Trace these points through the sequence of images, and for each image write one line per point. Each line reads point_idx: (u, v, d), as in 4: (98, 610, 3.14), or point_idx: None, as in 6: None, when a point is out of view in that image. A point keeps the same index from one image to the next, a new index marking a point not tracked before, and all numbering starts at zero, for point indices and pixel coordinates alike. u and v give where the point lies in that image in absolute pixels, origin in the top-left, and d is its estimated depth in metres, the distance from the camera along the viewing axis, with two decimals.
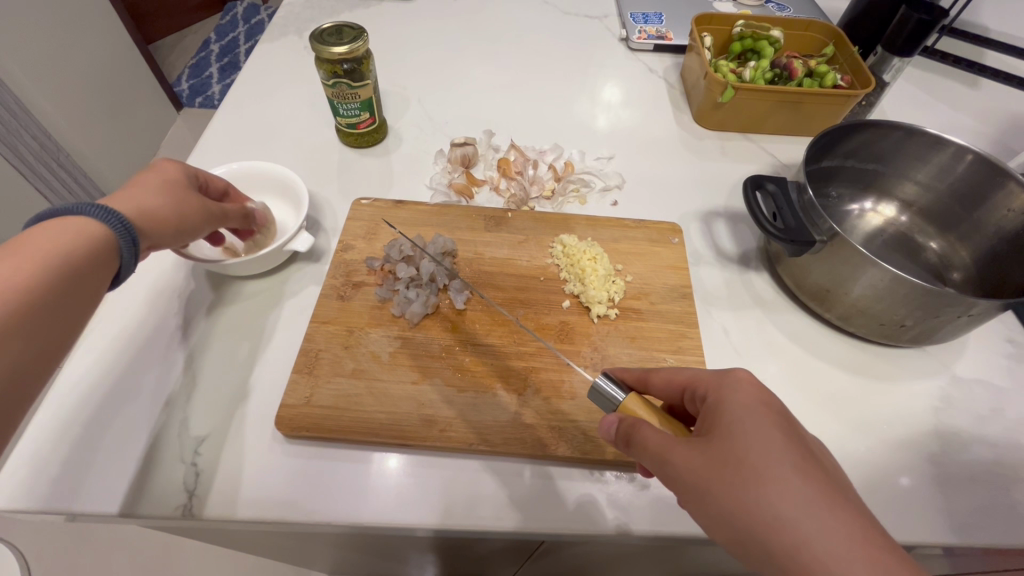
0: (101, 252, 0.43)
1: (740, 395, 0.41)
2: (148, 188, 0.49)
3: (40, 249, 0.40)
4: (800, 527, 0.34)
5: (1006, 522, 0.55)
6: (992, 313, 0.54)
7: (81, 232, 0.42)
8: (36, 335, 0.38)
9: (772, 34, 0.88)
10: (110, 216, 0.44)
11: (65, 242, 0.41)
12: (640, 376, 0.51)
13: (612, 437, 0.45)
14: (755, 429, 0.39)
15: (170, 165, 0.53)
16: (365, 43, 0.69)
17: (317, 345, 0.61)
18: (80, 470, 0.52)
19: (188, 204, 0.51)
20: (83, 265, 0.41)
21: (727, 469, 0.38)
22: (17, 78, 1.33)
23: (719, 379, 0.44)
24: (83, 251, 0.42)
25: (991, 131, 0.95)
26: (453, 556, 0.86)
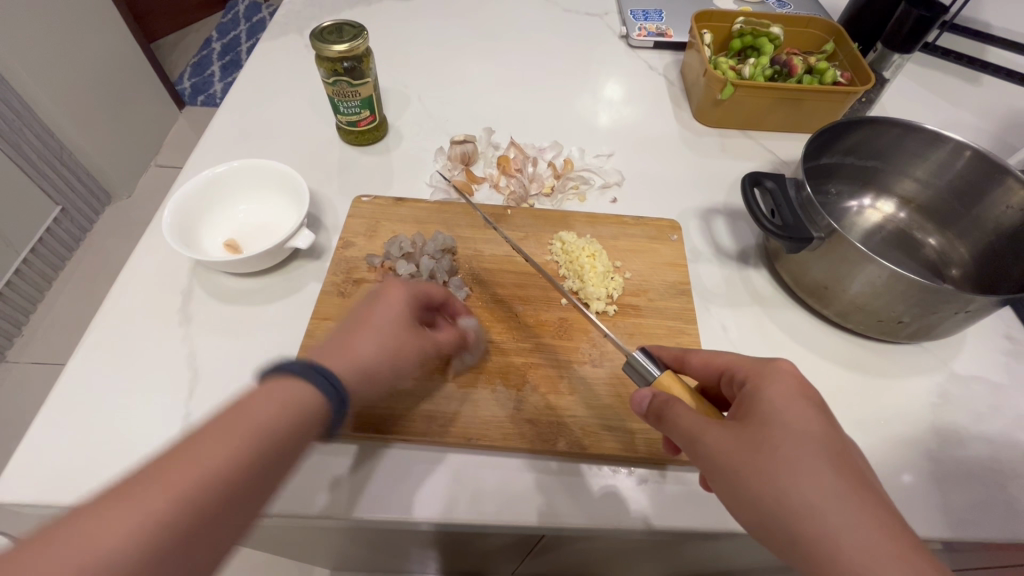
0: (310, 429, 0.40)
1: (781, 385, 0.41)
2: (371, 343, 0.51)
3: (256, 414, 0.38)
4: (828, 517, 0.35)
5: (1003, 518, 0.55)
6: (990, 309, 0.54)
7: (298, 399, 0.40)
8: (236, 510, 0.34)
9: (772, 31, 0.89)
10: (328, 381, 0.42)
11: (284, 409, 0.39)
12: (677, 357, 0.52)
13: (644, 410, 0.46)
14: (793, 420, 0.39)
15: (394, 297, 0.55)
16: (365, 41, 0.69)
17: (317, 341, 0.61)
18: (84, 465, 0.52)
19: (405, 358, 0.53)
20: (291, 444, 0.38)
21: (762, 455, 0.38)
22: (19, 76, 1.34)
23: (760, 367, 0.44)
24: (292, 424, 0.39)
25: (991, 127, 0.95)
26: (455, 552, 0.87)
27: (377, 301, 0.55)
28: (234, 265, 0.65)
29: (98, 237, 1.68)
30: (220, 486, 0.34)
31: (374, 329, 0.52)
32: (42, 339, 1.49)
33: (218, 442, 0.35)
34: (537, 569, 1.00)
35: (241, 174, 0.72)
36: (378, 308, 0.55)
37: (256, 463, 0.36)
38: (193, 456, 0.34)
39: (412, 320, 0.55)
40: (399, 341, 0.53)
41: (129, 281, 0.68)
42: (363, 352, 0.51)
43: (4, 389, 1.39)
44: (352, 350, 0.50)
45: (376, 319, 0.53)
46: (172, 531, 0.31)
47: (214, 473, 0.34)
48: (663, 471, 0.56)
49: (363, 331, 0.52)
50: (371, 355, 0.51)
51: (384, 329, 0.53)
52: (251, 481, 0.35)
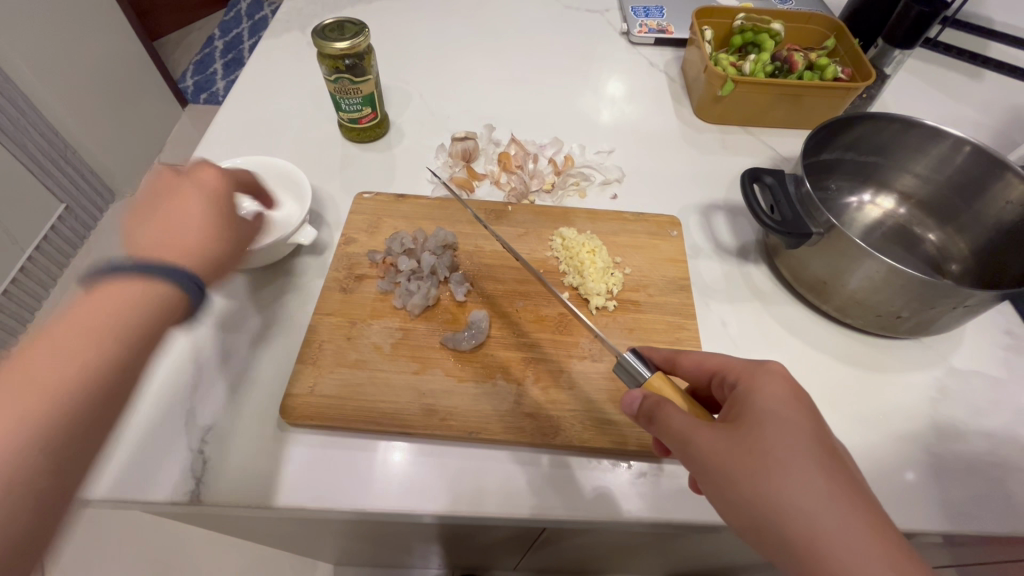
0: (167, 320, 0.39)
1: (772, 388, 0.42)
2: (186, 223, 0.43)
3: (104, 319, 0.36)
4: (818, 518, 0.36)
5: (1001, 511, 0.56)
6: (989, 304, 0.55)
7: (153, 299, 0.38)
8: (96, 412, 0.34)
9: (772, 27, 0.89)
10: (183, 274, 0.40)
11: (137, 310, 0.37)
12: (668, 357, 0.52)
13: (634, 412, 0.45)
14: (784, 423, 0.39)
15: (205, 173, 0.46)
16: (366, 39, 0.70)
17: (320, 336, 0.62)
18: (91, 458, 0.53)
19: (236, 234, 0.47)
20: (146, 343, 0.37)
21: (752, 457, 0.38)
22: (24, 74, 1.35)
23: (752, 370, 0.44)
24: (150, 321, 0.38)
25: (992, 123, 0.95)
26: (458, 545, 0.88)
27: (179, 184, 0.46)
28: (237, 261, 0.65)
29: None
30: (73, 404, 0.33)
31: (194, 210, 0.44)
32: None
33: (70, 354, 0.34)
34: (539, 563, 1.00)
35: (243, 170, 0.72)
36: (188, 190, 0.45)
37: (109, 373, 0.35)
38: (46, 374, 0.32)
39: (229, 194, 0.47)
40: (226, 218, 0.46)
41: None
42: (197, 237, 0.43)
43: None
44: (180, 230, 0.43)
45: (189, 200, 0.45)
46: (40, 459, 0.31)
47: (73, 392, 0.33)
48: (662, 465, 0.56)
49: (184, 215, 0.44)
50: (205, 241, 0.43)
51: (206, 210, 0.45)
52: (110, 394, 0.35)
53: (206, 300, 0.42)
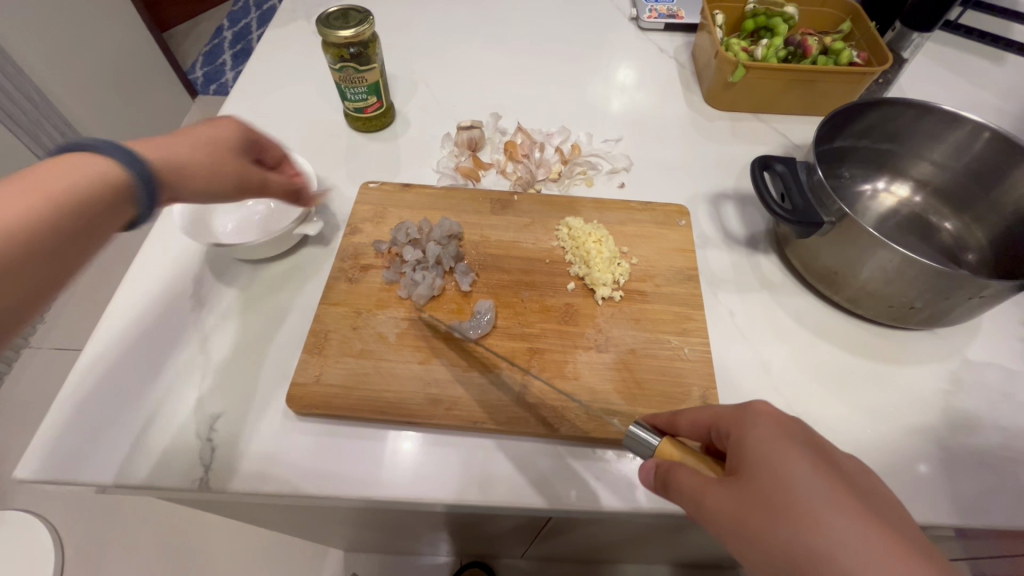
0: (118, 209, 0.38)
1: (764, 423, 0.39)
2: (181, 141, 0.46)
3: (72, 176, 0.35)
4: (845, 561, 0.32)
5: (1013, 505, 0.55)
6: (1005, 295, 0.53)
7: (114, 171, 0.37)
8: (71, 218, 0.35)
9: (786, 11, 0.86)
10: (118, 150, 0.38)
11: (99, 174, 0.36)
12: (668, 420, 0.48)
13: (651, 485, 0.43)
14: (781, 464, 0.36)
15: (227, 123, 0.51)
16: (371, 26, 0.69)
17: (326, 326, 0.62)
18: (102, 445, 0.55)
19: (224, 174, 0.48)
20: (98, 221, 0.36)
21: (761, 508, 0.35)
22: (35, 64, 1.36)
23: (737, 411, 0.41)
24: (106, 200, 0.37)
25: (1013, 109, 0.92)
26: (465, 534, 0.89)
27: (198, 125, 0.49)
28: (242, 251, 0.65)
29: None
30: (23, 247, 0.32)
31: (191, 142, 0.46)
32: (64, 324, 1.53)
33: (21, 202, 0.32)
34: (545, 552, 1.01)
35: None
36: (201, 130, 0.49)
37: (51, 242, 0.33)
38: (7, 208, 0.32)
39: (236, 144, 0.50)
40: (223, 158, 0.48)
41: (143, 267, 0.69)
42: (182, 157, 0.44)
43: (29, 372, 1.44)
44: (163, 147, 0.44)
45: (197, 136, 0.47)
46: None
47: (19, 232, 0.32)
48: None
49: (178, 144, 0.45)
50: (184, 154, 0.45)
51: (205, 147, 0.47)
52: (41, 263, 0.33)
53: (151, 206, 0.40)
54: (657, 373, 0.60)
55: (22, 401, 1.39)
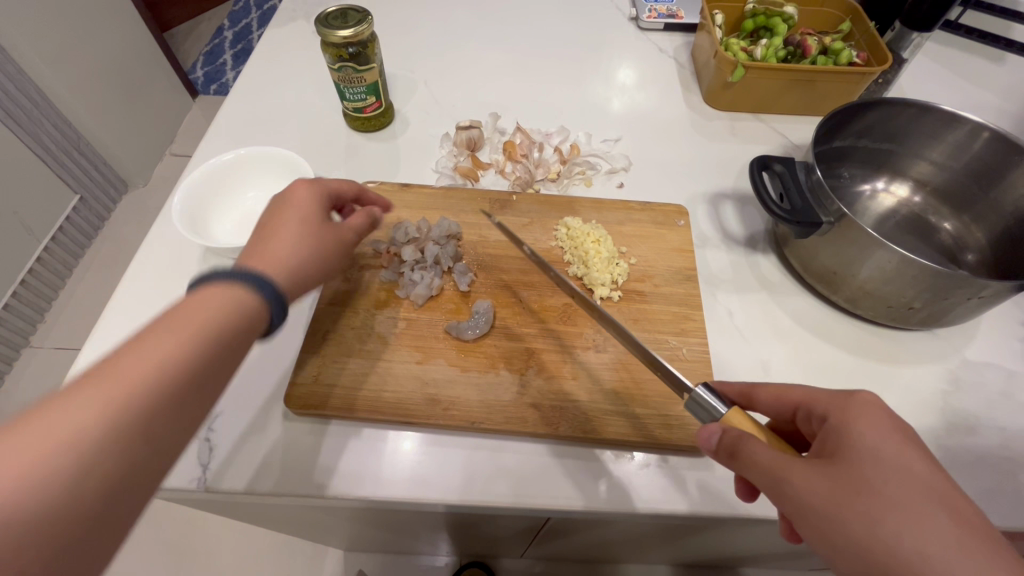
0: (246, 338, 0.40)
1: (868, 415, 0.38)
2: (286, 232, 0.48)
3: (193, 320, 0.37)
4: (951, 561, 0.31)
5: (1012, 506, 0.55)
6: (1004, 295, 0.53)
7: (236, 301, 0.40)
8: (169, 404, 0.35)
9: (786, 11, 0.86)
10: (262, 288, 0.41)
11: (218, 313, 0.38)
12: (743, 391, 0.48)
13: (713, 449, 0.40)
14: (888, 457, 0.35)
15: (300, 191, 0.52)
16: (370, 26, 0.69)
17: (325, 326, 0.62)
18: None
19: (325, 254, 0.50)
20: (225, 358, 0.38)
21: (856, 497, 0.34)
22: (36, 65, 1.37)
23: (837, 399, 0.40)
24: (232, 331, 0.38)
25: (1013, 109, 0.92)
26: (465, 534, 0.89)
27: (278, 207, 0.51)
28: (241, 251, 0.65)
29: (117, 225, 1.73)
30: (153, 398, 0.33)
31: (284, 233, 0.48)
32: (65, 323, 1.54)
33: (151, 352, 0.34)
34: (545, 552, 1.01)
35: (250, 161, 0.73)
36: (284, 214, 0.50)
37: (180, 389, 0.35)
38: (135, 360, 0.33)
39: (319, 216, 0.51)
40: (316, 238, 0.50)
41: (142, 267, 0.69)
42: (278, 257, 0.46)
43: (29, 372, 1.44)
44: (264, 255, 0.46)
45: (285, 222, 0.49)
46: (102, 445, 0.31)
47: (153, 383, 0.33)
48: (667, 457, 0.56)
49: (273, 242, 0.47)
50: (299, 254, 0.47)
51: (295, 233, 0.48)
52: (174, 414, 0.34)
53: (283, 314, 0.43)
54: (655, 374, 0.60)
55: (22, 401, 1.39)
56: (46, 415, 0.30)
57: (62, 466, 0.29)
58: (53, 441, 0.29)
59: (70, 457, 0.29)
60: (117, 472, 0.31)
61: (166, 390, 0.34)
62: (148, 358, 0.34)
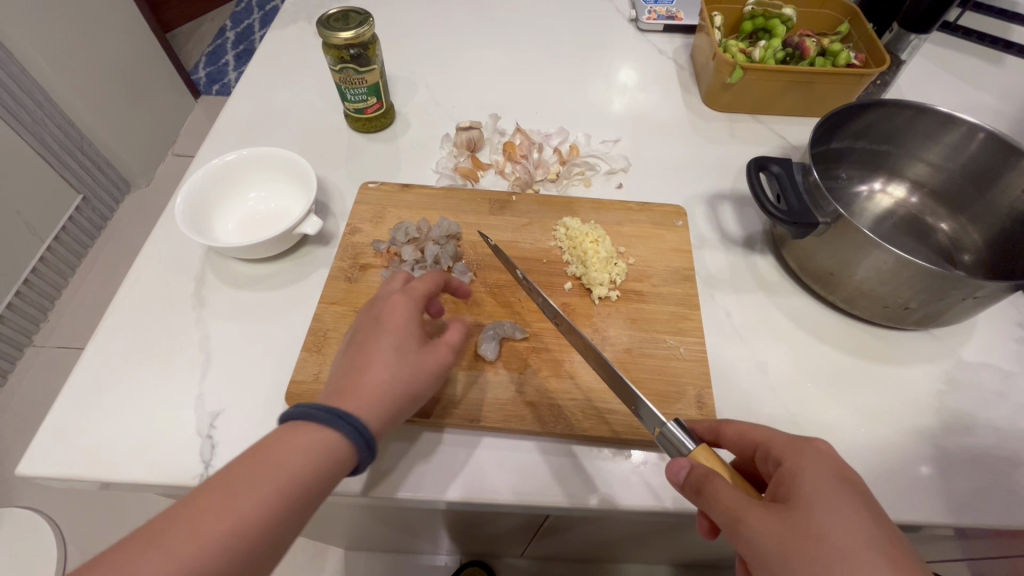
0: (329, 487, 0.39)
1: (820, 460, 0.39)
2: (378, 362, 0.46)
3: (283, 463, 0.37)
4: None
5: (1006, 505, 0.55)
6: (999, 296, 0.54)
7: (324, 448, 0.39)
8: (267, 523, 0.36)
9: (784, 12, 0.86)
10: (350, 425, 0.40)
11: (301, 461, 0.38)
12: (711, 427, 0.48)
13: (680, 483, 0.41)
14: (837, 505, 0.36)
15: (398, 310, 0.49)
16: (371, 28, 0.70)
17: (325, 324, 0.63)
18: (102, 444, 0.55)
19: (420, 381, 0.47)
20: (300, 510, 0.38)
21: (806, 540, 0.35)
22: (40, 67, 1.38)
23: (792, 444, 0.41)
24: (314, 484, 0.38)
25: (1011, 110, 0.93)
26: (465, 532, 0.90)
27: (376, 329, 0.48)
28: (244, 252, 0.66)
29: (119, 225, 1.73)
30: (223, 559, 0.34)
31: (377, 362, 0.46)
32: (68, 323, 1.55)
33: (228, 508, 0.35)
34: (545, 551, 1.02)
35: (253, 161, 0.73)
36: (380, 335, 0.48)
37: (253, 546, 0.35)
38: (216, 516, 0.34)
39: (413, 341, 0.48)
40: (412, 364, 0.47)
41: (145, 267, 0.70)
42: (370, 390, 0.44)
43: (32, 371, 1.45)
44: (359, 392, 0.44)
45: (381, 349, 0.46)
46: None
47: (227, 538, 0.34)
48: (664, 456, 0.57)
49: (363, 372, 0.45)
50: (381, 391, 0.44)
51: (389, 361, 0.46)
52: (242, 571, 0.34)
53: (371, 452, 0.41)
54: (653, 372, 0.61)
55: (25, 400, 1.40)
56: (113, 571, 0.31)
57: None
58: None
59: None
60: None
61: (237, 550, 0.34)
62: (223, 515, 0.34)
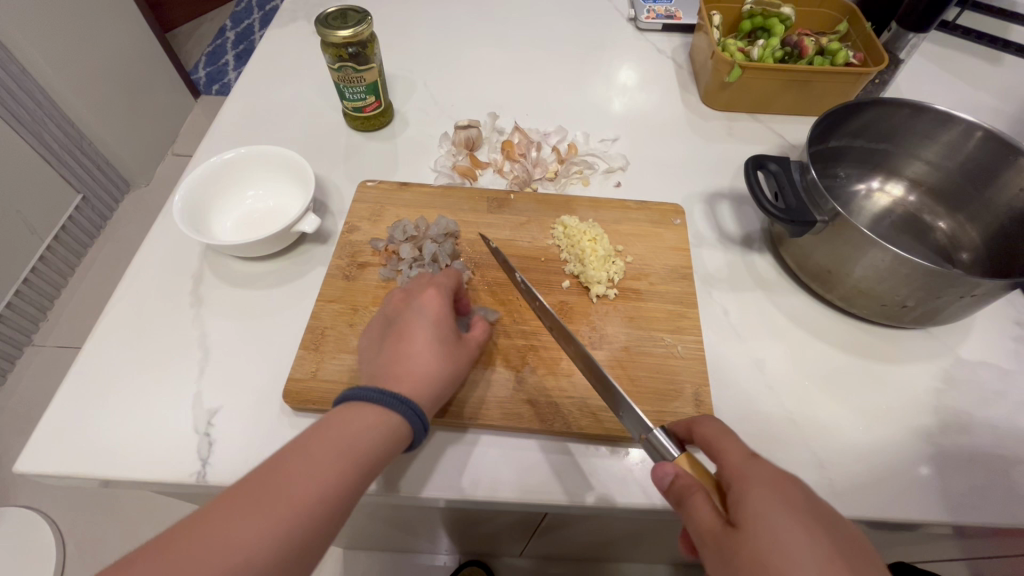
0: (392, 457, 0.44)
1: (772, 483, 0.37)
2: (419, 350, 0.51)
3: (348, 439, 0.42)
4: None
5: (1003, 503, 0.55)
6: (996, 295, 0.54)
7: (388, 425, 0.44)
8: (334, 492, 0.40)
9: (783, 11, 0.86)
10: (407, 407, 0.46)
11: (366, 438, 0.43)
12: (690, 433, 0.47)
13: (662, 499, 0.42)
14: (779, 532, 0.35)
15: (431, 302, 0.54)
16: (369, 26, 0.70)
17: (322, 322, 0.63)
18: (100, 441, 0.55)
19: (460, 368, 0.52)
20: (370, 476, 0.42)
21: (755, 571, 0.34)
22: (39, 66, 1.38)
23: (742, 464, 0.39)
24: (381, 454, 0.43)
25: (1009, 109, 0.93)
26: (464, 531, 0.90)
27: (413, 319, 0.53)
28: (242, 250, 0.66)
29: (119, 225, 1.73)
30: (309, 516, 0.38)
31: (422, 351, 0.50)
32: (67, 322, 1.55)
33: (312, 474, 0.40)
34: (543, 550, 1.02)
35: (251, 159, 0.73)
36: (417, 325, 0.53)
37: (333, 507, 0.40)
38: (295, 480, 0.39)
39: (449, 332, 0.53)
40: (453, 352, 0.52)
41: (144, 264, 0.70)
42: (419, 376, 0.49)
43: (31, 370, 1.45)
44: (411, 379, 0.48)
45: (425, 338, 0.51)
46: (260, 557, 0.36)
47: (308, 503, 0.39)
48: None
49: (410, 360, 0.50)
50: (426, 375, 0.49)
51: (432, 349, 0.51)
52: (325, 528, 0.39)
53: (426, 434, 0.47)
54: (651, 370, 0.61)
55: (24, 399, 1.40)
56: (220, 526, 0.36)
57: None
58: (220, 551, 0.35)
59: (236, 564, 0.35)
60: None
61: (319, 509, 0.39)
62: (306, 480, 0.39)
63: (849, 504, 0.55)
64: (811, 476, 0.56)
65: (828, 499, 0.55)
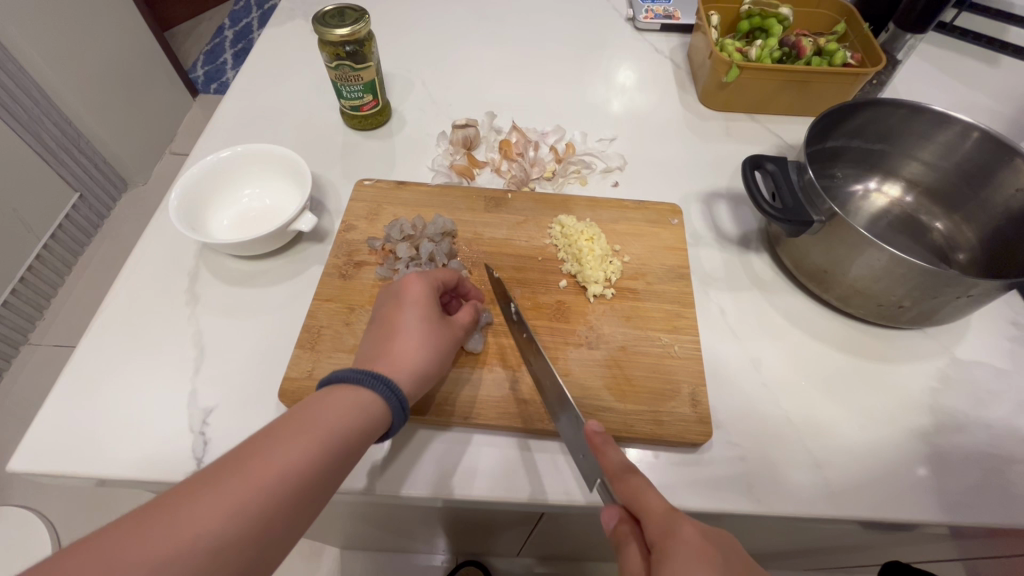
0: (367, 441, 0.44)
1: (689, 540, 0.37)
2: (406, 331, 0.51)
3: (325, 418, 0.42)
4: None
5: (1000, 503, 0.55)
6: (992, 295, 0.54)
7: (362, 405, 0.45)
8: (308, 471, 0.40)
9: (780, 12, 0.87)
10: (388, 387, 0.46)
11: (342, 417, 0.43)
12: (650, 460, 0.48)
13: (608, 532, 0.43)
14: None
15: (416, 283, 0.55)
16: (367, 26, 0.69)
17: (318, 322, 0.62)
18: (94, 440, 0.55)
19: (445, 352, 0.53)
20: (343, 459, 0.42)
21: None
22: (39, 67, 1.38)
23: (666, 519, 0.39)
24: (354, 434, 0.43)
25: (1005, 110, 0.93)
26: (461, 530, 0.90)
27: (398, 304, 0.54)
28: (241, 248, 0.66)
29: (117, 224, 1.73)
30: (278, 494, 0.38)
31: (407, 333, 0.51)
32: (63, 322, 1.54)
33: (284, 448, 0.40)
34: (541, 549, 1.02)
35: (247, 158, 0.72)
36: (403, 308, 0.53)
37: (304, 484, 0.39)
38: (266, 454, 0.39)
39: (436, 312, 0.54)
40: (436, 335, 0.52)
41: (138, 263, 0.70)
42: (403, 358, 0.49)
43: (28, 369, 1.44)
44: (393, 359, 0.49)
45: (408, 321, 0.52)
46: (225, 532, 0.35)
47: (279, 476, 0.38)
48: (657, 452, 0.58)
49: (394, 342, 0.50)
50: (410, 355, 0.50)
51: (418, 330, 0.51)
52: (294, 508, 0.39)
53: (406, 415, 0.47)
54: (647, 370, 0.61)
55: (20, 397, 1.39)
56: (184, 503, 0.35)
57: (189, 550, 0.34)
58: (184, 521, 0.34)
59: (197, 539, 0.34)
60: (237, 558, 0.35)
61: (288, 488, 0.38)
62: (276, 456, 0.39)
63: (845, 503, 0.55)
64: (806, 474, 0.56)
65: (824, 498, 0.55)
